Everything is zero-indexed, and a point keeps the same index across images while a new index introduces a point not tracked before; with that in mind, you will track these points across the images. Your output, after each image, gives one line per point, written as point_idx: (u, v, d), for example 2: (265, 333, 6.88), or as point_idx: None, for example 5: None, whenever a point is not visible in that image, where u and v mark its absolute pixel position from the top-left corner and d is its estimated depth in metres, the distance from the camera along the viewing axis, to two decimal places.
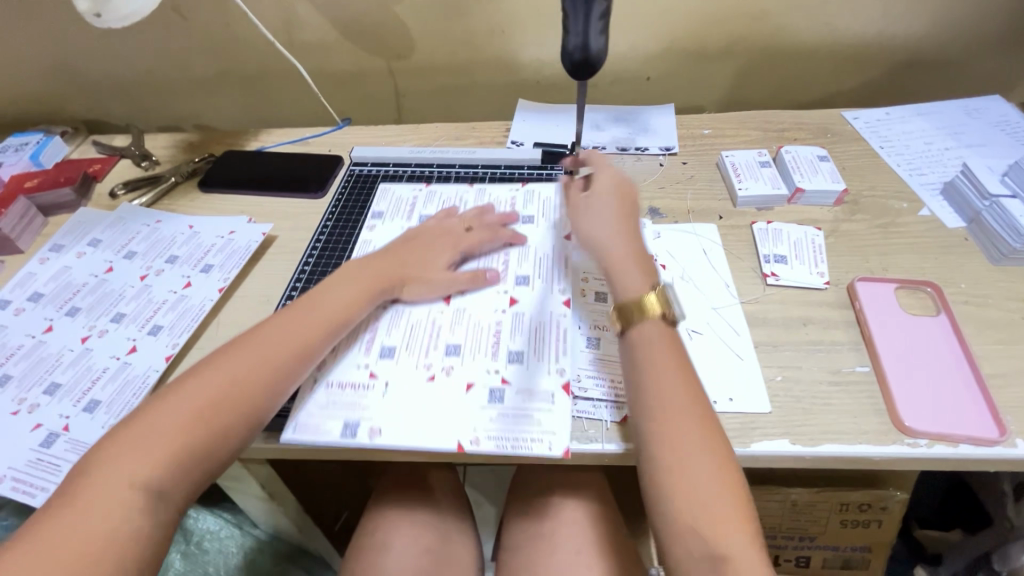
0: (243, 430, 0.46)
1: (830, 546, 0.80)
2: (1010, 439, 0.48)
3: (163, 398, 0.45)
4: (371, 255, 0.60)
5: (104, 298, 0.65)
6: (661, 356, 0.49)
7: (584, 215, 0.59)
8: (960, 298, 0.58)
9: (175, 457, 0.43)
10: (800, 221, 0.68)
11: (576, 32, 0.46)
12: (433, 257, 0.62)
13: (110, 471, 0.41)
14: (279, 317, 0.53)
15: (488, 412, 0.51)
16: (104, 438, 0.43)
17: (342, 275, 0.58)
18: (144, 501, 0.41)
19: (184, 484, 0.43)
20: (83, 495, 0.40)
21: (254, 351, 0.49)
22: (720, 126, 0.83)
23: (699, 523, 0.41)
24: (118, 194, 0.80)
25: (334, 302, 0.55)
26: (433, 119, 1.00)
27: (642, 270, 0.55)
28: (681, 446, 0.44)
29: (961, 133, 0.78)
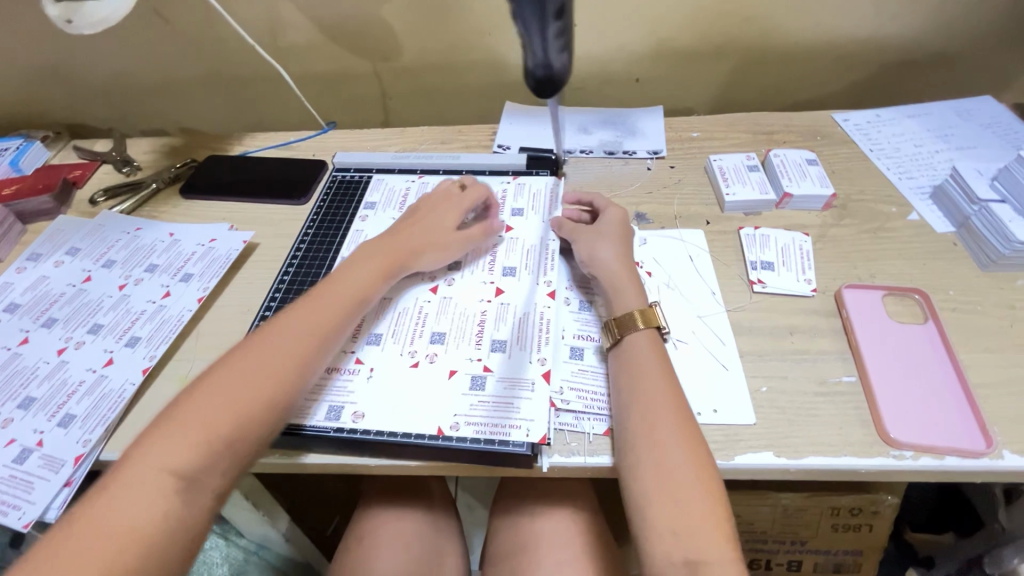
0: (277, 413, 0.46)
1: (822, 549, 0.80)
2: (996, 450, 0.47)
3: (196, 391, 0.45)
4: (388, 239, 0.60)
5: (81, 308, 0.64)
6: (651, 365, 0.50)
7: (589, 236, 0.61)
8: (948, 305, 0.58)
9: (211, 443, 0.42)
10: (788, 226, 0.67)
11: (535, 50, 0.43)
12: (444, 239, 0.61)
13: (147, 460, 0.41)
14: (302, 302, 0.53)
15: (468, 398, 0.51)
16: (142, 434, 0.43)
17: (361, 259, 0.57)
18: (182, 488, 0.41)
19: (223, 470, 0.43)
20: (120, 484, 0.40)
21: (282, 339, 0.49)
22: (709, 128, 0.82)
23: (678, 531, 0.41)
24: (99, 201, 0.79)
25: (354, 286, 0.55)
26: (421, 121, 0.98)
27: (637, 289, 0.56)
28: (663, 453, 0.44)
29: (951, 135, 0.77)
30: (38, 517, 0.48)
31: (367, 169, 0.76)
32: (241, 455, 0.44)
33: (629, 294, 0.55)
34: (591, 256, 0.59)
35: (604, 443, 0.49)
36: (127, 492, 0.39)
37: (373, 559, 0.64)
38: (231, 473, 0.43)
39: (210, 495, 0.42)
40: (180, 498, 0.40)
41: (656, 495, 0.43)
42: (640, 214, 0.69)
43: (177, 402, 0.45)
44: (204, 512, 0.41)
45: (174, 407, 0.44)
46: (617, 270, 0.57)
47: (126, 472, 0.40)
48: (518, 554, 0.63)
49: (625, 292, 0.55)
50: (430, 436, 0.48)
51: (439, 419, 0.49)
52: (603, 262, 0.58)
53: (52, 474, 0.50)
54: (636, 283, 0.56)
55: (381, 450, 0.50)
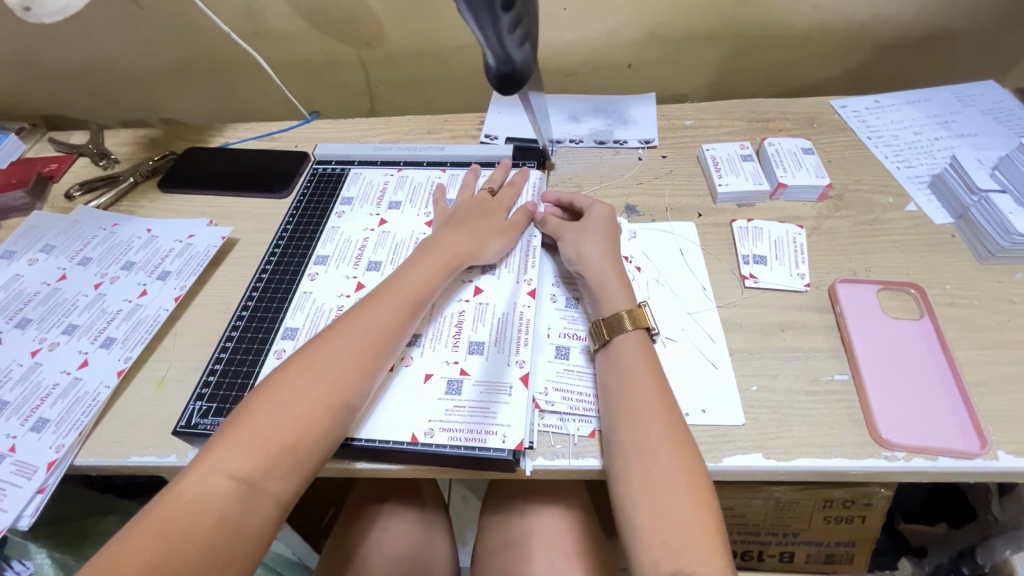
0: (340, 421, 0.44)
1: (814, 541, 0.79)
2: (991, 451, 0.46)
3: (264, 392, 0.44)
4: (443, 235, 0.58)
5: (56, 308, 0.62)
6: (640, 369, 0.48)
7: (574, 233, 0.59)
8: (944, 300, 0.56)
9: (273, 450, 0.41)
10: (782, 218, 0.65)
11: (494, 47, 0.45)
12: (494, 236, 0.59)
13: (210, 464, 0.40)
14: (363, 302, 0.51)
15: (444, 403, 0.49)
16: (216, 434, 0.42)
17: (419, 257, 0.55)
18: (244, 496, 0.39)
19: (286, 478, 0.41)
20: (183, 488, 0.39)
21: (346, 339, 0.47)
22: (703, 116, 0.79)
23: (668, 541, 0.40)
24: (75, 195, 0.77)
25: (414, 284, 0.53)
26: (408, 110, 0.96)
27: (624, 289, 0.54)
28: (653, 461, 0.43)
29: (952, 122, 0.75)
30: (10, 525, 0.47)
31: (349, 161, 0.73)
32: (303, 463, 0.42)
33: (615, 294, 0.54)
34: (575, 254, 0.57)
35: (589, 446, 0.48)
36: (191, 498, 0.38)
37: (362, 559, 0.63)
38: (294, 481, 0.41)
39: (272, 503, 0.40)
40: (241, 506, 0.39)
41: (646, 504, 0.42)
42: (629, 207, 0.67)
43: (242, 405, 0.43)
44: (265, 521, 0.40)
45: (239, 410, 0.43)
46: (602, 267, 0.56)
47: (188, 476, 0.39)
48: (507, 554, 0.62)
49: (611, 291, 0.54)
50: (405, 443, 0.47)
51: (413, 425, 0.48)
52: (588, 260, 0.56)
53: (25, 480, 0.49)
54: (623, 282, 0.55)
55: (360, 455, 0.48)
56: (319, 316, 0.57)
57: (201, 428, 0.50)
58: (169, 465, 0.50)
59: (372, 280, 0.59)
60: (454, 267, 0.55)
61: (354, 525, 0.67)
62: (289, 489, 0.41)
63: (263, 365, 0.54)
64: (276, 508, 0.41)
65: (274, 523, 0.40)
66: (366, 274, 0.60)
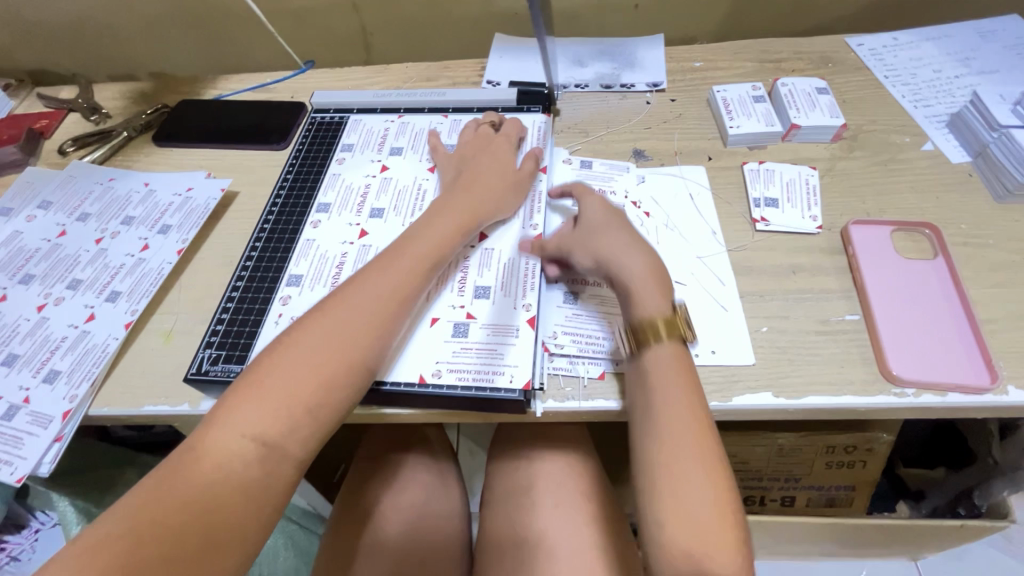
0: (359, 383, 0.44)
1: (816, 485, 0.81)
2: (1001, 385, 0.46)
3: (281, 352, 0.42)
4: (458, 192, 0.55)
5: (58, 264, 0.61)
6: (667, 363, 0.43)
7: (588, 236, 0.51)
8: (959, 240, 0.55)
9: (294, 413, 0.40)
10: (794, 160, 0.63)
11: None
12: (508, 193, 0.57)
13: (229, 425, 0.39)
14: (378, 261, 0.49)
15: (451, 345, 0.50)
16: (232, 390, 0.41)
17: (435, 213, 0.53)
18: (264, 458, 0.39)
19: (306, 441, 0.41)
20: (203, 449, 0.38)
21: (365, 300, 0.45)
22: (713, 57, 0.76)
23: (680, 518, 0.37)
24: (68, 150, 0.75)
25: (431, 243, 0.51)
26: (405, 58, 0.92)
27: (658, 286, 0.47)
28: (684, 491, 0.38)
29: (972, 59, 0.72)
30: (30, 472, 0.47)
31: (347, 109, 0.71)
32: (324, 426, 0.42)
33: (650, 293, 0.46)
34: (602, 261, 0.49)
35: (599, 387, 0.48)
36: (211, 460, 0.38)
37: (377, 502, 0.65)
38: (313, 444, 0.41)
39: (292, 466, 0.40)
40: (263, 469, 0.39)
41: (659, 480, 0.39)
42: (637, 151, 0.66)
43: (258, 363, 0.42)
44: (286, 477, 0.40)
45: (255, 368, 0.42)
46: (634, 266, 0.48)
47: (206, 437, 0.39)
48: (518, 496, 0.63)
49: (650, 290, 0.46)
50: (416, 384, 0.48)
51: (421, 367, 0.48)
52: (614, 258, 0.49)
53: (42, 430, 0.49)
54: (655, 272, 0.48)
55: (385, 400, 0.48)
56: (323, 263, 0.56)
57: (212, 374, 0.50)
58: (182, 413, 0.51)
59: (375, 228, 0.59)
60: (471, 226, 0.53)
61: (366, 471, 0.69)
62: (309, 451, 0.41)
63: (270, 314, 0.53)
64: (295, 469, 0.41)
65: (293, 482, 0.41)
66: (370, 222, 0.59)
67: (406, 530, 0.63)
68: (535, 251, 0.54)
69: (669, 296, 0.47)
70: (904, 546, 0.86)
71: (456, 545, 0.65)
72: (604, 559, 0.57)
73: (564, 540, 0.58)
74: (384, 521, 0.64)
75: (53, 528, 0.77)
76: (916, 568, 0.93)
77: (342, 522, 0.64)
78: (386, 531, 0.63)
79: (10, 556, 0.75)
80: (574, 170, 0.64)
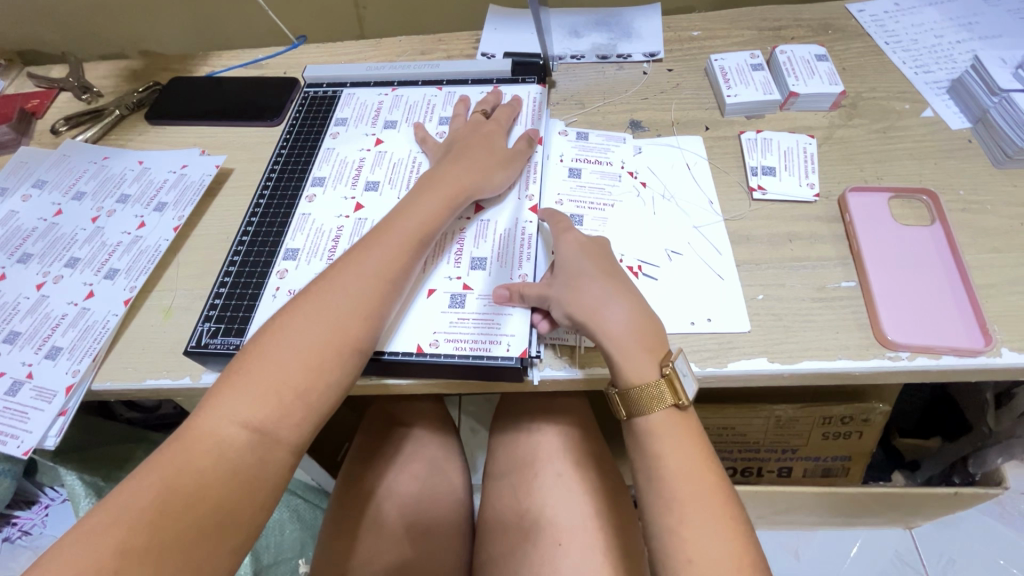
0: (350, 365, 0.44)
1: (812, 456, 0.82)
2: (995, 348, 0.47)
3: (270, 338, 0.43)
4: (445, 169, 0.54)
5: (56, 243, 0.61)
6: (662, 422, 0.43)
7: (567, 288, 0.47)
8: (957, 206, 0.55)
9: (286, 397, 0.41)
10: (792, 129, 0.63)
11: None
12: (497, 166, 0.56)
13: (220, 412, 0.39)
14: (363, 243, 0.49)
15: (449, 316, 0.50)
16: (222, 378, 0.41)
17: (421, 192, 0.53)
18: (257, 445, 0.40)
19: (298, 426, 0.41)
20: (193, 437, 0.38)
21: (351, 282, 0.46)
22: (712, 26, 0.75)
23: (694, 559, 0.38)
24: (60, 130, 0.74)
25: (419, 221, 0.50)
26: (398, 31, 0.91)
27: (646, 346, 0.45)
28: (695, 525, 0.39)
29: (975, 23, 0.71)
30: (37, 445, 0.48)
31: (341, 83, 0.70)
32: (316, 409, 0.42)
33: (636, 360, 0.44)
34: (584, 321, 0.45)
35: (594, 357, 0.49)
36: (202, 450, 0.38)
37: (380, 473, 0.67)
38: (307, 427, 0.42)
39: (286, 450, 0.41)
40: (258, 454, 0.39)
41: (669, 522, 0.40)
42: (634, 122, 0.65)
43: (247, 349, 0.43)
44: (284, 451, 0.41)
45: (245, 354, 0.42)
46: (619, 327, 0.45)
47: (197, 426, 0.39)
48: (517, 468, 0.64)
49: (637, 352, 0.44)
50: (413, 354, 0.48)
51: (419, 337, 0.49)
52: (597, 314, 0.45)
53: (46, 404, 0.50)
54: (642, 327, 0.45)
55: (385, 370, 0.49)
56: (319, 237, 0.56)
57: (212, 347, 0.50)
58: (184, 386, 0.51)
59: (370, 201, 0.58)
60: (459, 205, 0.53)
61: (369, 443, 0.70)
62: (303, 434, 0.42)
63: (267, 288, 0.54)
64: (289, 452, 0.41)
65: (293, 459, 0.42)
66: (365, 195, 0.59)
67: (409, 500, 0.65)
68: (514, 298, 0.49)
69: (658, 354, 0.45)
70: (899, 514, 0.87)
71: (456, 516, 0.66)
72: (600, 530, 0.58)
73: (563, 511, 0.59)
74: (387, 491, 0.65)
75: (63, 505, 0.78)
76: (911, 536, 0.95)
77: (344, 491, 0.66)
78: (389, 501, 0.64)
79: (22, 531, 0.77)
80: (570, 141, 0.63)
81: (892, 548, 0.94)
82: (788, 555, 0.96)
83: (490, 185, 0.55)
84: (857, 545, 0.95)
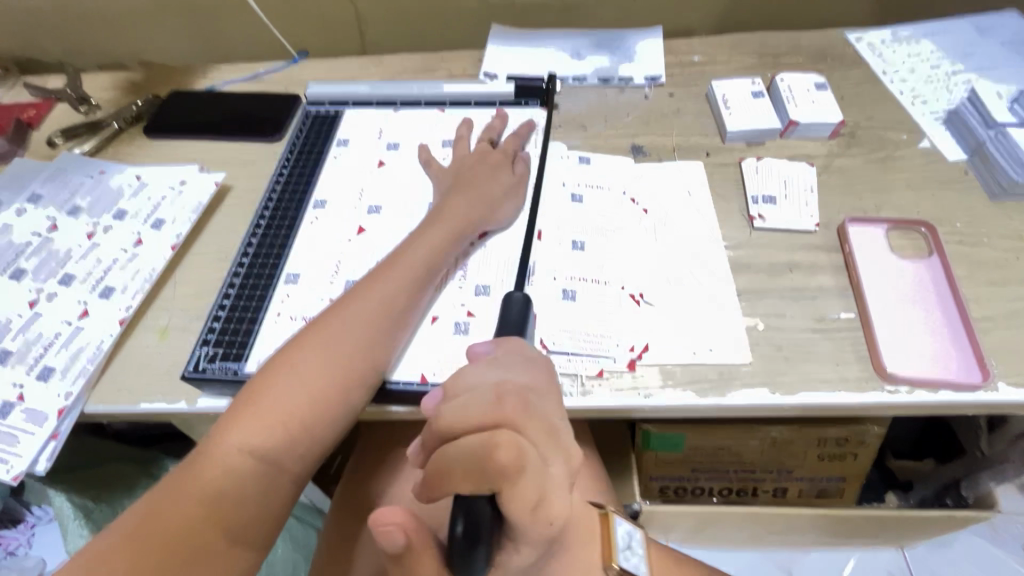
0: (356, 397, 0.44)
1: (807, 477, 0.81)
2: (992, 383, 0.47)
3: (278, 372, 0.43)
4: (452, 201, 0.55)
5: (49, 259, 0.60)
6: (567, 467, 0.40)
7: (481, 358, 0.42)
8: (954, 238, 0.55)
9: (292, 429, 0.42)
10: (792, 156, 0.63)
11: None
12: (500, 198, 0.57)
13: (228, 441, 0.40)
14: (372, 274, 0.50)
15: (452, 342, 0.50)
16: (230, 409, 0.42)
17: (429, 223, 0.53)
18: (264, 474, 0.40)
19: (303, 456, 0.42)
20: (201, 467, 0.40)
21: (359, 315, 0.46)
22: (712, 51, 0.76)
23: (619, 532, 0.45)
24: (56, 142, 0.73)
25: (425, 254, 0.51)
26: (400, 47, 0.91)
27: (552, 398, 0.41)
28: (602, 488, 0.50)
29: (970, 54, 0.72)
30: (26, 470, 0.47)
31: (342, 102, 0.70)
32: (320, 440, 0.43)
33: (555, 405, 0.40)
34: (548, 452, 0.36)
35: (596, 385, 0.49)
36: (213, 476, 0.39)
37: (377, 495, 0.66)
38: (312, 457, 0.43)
39: (290, 479, 0.42)
40: (264, 483, 0.40)
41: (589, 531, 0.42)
42: (636, 146, 0.65)
43: (255, 380, 0.43)
44: (287, 483, 0.42)
45: (253, 385, 0.43)
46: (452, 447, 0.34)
47: (209, 453, 0.40)
48: None
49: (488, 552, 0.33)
50: (415, 382, 0.48)
51: (423, 365, 0.49)
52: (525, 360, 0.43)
53: (37, 427, 0.49)
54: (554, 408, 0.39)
55: (391, 399, 0.49)
56: (321, 260, 0.56)
57: (209, 371, 0.50)
58: (179, 410, 0.50)
59: (373, 224, 0.58)
60: (464, 238, 0.54)
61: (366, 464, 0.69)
62: (307, 465, 0.43)
63: (267, 312, 0.53)
64: (293, 483, 0.42)
65: (296, 489, 0.43)
66: (367, 218, 0.59)
67: None
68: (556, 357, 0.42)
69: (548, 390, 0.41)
70: (892, 535, 0.87)
71: None
72: None
73: None
74: None
75: (49, 524, 0.76)
76: (903, 556, 0.95)
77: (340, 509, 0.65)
78: None
79: (6, 551, 0.74)
80: (572, 165, 0.63)
81: (885, 568, 0.94)
82: (780, 572, 0.96)
83: (493, 218, 0.56)
84: (851, 563, 0.95)
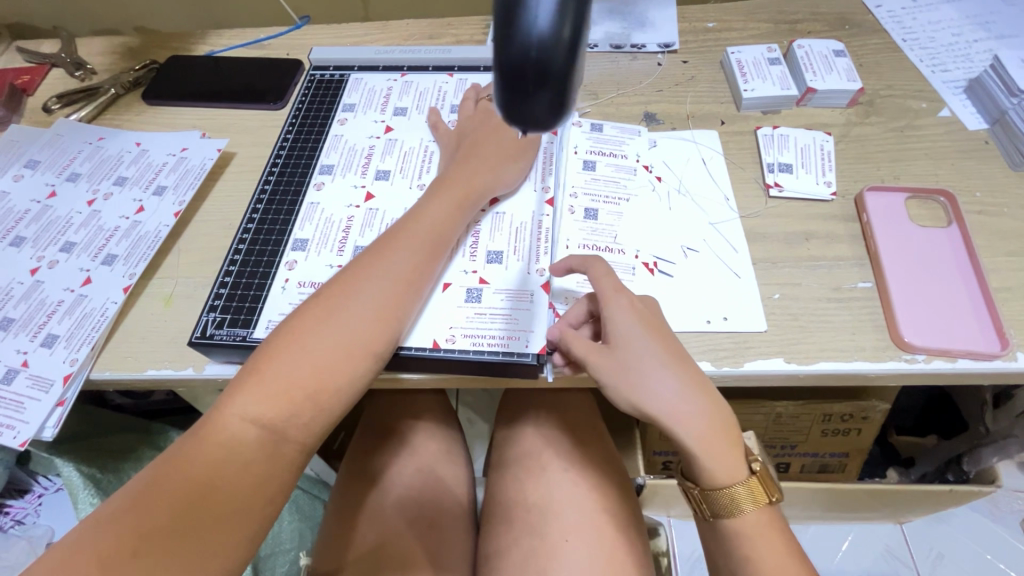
0: (363, 369, 0.44)
1: (811, 452, 0.82)
2: (1011, 352, 0.47)
3: (282, 345, 0.42)
4: (456, 168, 0.54)
5: (50, 226, 0.59)
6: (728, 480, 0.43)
7: (641, 360, 0.43)
8: (974, 208, 0.54)
9: (296, 400, 0.41)
10: (809, 126, 0.62)
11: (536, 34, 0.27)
12: (509, 166, 0.55)
13: (233, 410, 0.40)
14: (379, 244, 0.49)
15: (465, 309, 0.49)
16: (237, 378, 0.42)
17: (434, 192, 0.52)
18: (270, 443, 0.40)
19: (307, 426, 0.42)
20: (207, 435, 0.39)
21: (368, 288, 0.45)
22: (727, 18, 0.73)
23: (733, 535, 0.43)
24: (52, 108, 0.71)
25: (431, 224, 0.50)
26: (405, 13, 0.88)
27: (729, 441, 0.44)
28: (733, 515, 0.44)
29: (991, 22, 0.70)
30: (34, 436, 0.47)
31: (347, 67, 0.68)
32: (325, 411, 0.42)
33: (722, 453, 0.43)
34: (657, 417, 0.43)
35: None
36: (217, 445, 0.39)
37: (384, 467, 0.65)
38: (318, 428, 0.42)
39: (295, 449, 0.41)
40: (269, 452, 0.40)
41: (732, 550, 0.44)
42: (648, 114, 0.64)
43: (262, 348, 0.43)
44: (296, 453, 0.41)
45: (259, 354, 0.43)
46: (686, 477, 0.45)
47: (212, 420, 0.40)
48: (518, 464, 0.61)
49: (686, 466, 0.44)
50: (427, 349, 0.47)
51: (434, 332, 0.48)
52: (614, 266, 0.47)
53: (43, 394, 0.48)
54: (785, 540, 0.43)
55: (403, 366, 0.48)
56: (329, 227, 0.55)
57: (218, 338, 0.49)
58: (187, 376, 0.50)
59: (381, 189, 0.57)
60: (473, 206, 0.53)
61: (371, 436, 0.68)
62: (312, 436, 0.42)
63: (275, 280, 0.52)
64: (300, 453, 0.42)
65: (304, 458, 0.42)
66: (375, 184, 0.58)
67: (410, 496, 0.63)
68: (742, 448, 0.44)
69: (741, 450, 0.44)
70: (891, 509, 0.88)
71: (458, 507, 0.65)
72: (607, 538, 0.54)
73: (568, 504, 0.56)
74: (388, 486, 0.64)
75: (57, 493, 0.77)
76: (902, 532, 0.96)
77: (346, 482, 0.65)
78: (389, 496, 0.63)
79: (14, 521, 0.74)
80: (584, 133, 0.62)
81: (884, 542, 0.95)
82: None
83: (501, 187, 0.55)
84: (848, 540, 0.96)
